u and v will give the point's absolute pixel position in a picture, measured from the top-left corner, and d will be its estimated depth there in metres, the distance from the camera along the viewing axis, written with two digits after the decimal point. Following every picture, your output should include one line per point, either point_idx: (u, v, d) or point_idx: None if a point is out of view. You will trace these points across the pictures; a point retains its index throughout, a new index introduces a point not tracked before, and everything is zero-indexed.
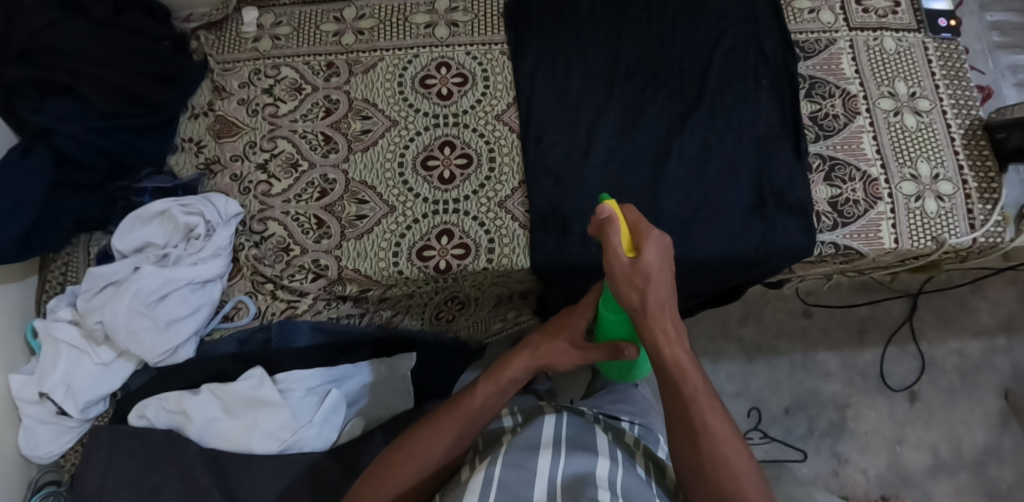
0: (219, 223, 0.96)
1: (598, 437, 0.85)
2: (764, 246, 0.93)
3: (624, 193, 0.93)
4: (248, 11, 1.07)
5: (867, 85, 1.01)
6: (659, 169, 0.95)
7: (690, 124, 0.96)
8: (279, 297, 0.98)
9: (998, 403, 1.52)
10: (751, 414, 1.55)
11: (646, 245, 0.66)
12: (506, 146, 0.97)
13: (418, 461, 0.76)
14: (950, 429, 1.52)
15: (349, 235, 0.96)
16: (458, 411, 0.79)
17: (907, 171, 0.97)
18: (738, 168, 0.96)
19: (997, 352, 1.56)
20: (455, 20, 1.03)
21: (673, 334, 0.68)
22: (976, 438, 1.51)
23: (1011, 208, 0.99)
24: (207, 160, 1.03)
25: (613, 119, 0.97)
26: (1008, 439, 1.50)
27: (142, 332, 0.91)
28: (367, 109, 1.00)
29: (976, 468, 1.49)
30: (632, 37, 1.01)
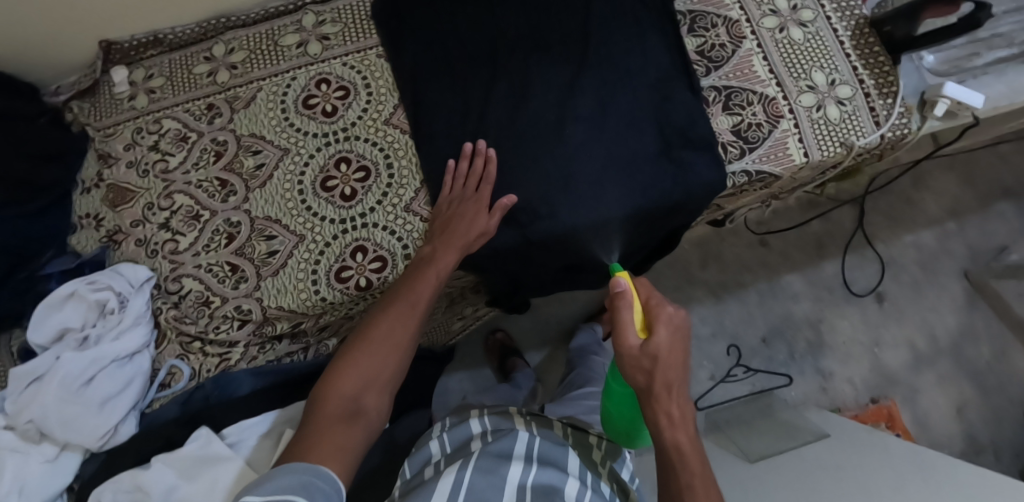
0: (131, 292, 0.94)
1: (568, 455, 0.91)
2: (679, 188, 0.92)
3: (528, 170, 0.92)
4: (116, 70, 1.03)
5: (748, 7, 1.00)
6: (559, 136, 0.93)
7: (581, 85, 0.94)
8: (209, 353, 0.96)
9: (961, 285, 1.55)
10: (731, 351, 1.55)
11: (656, 320, 0.74)
12: (401, 148, 0.94)
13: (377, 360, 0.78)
14: (921, 320, 1.54)
15: (265, 274, 0.94)
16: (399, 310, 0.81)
17: (804, 84, 0.97)
18: (637, 117, 0.94)
19: (950, 237, 1.58)
20: (325, 33, 1.00)
21: (676, 414, 0.73)
22: (946, 324, 1.54)
23: (913, 97, 0.99)
24: (109, 231, 1.00)
25: (502, 97, 0.94)
26: (977, 319, 1.54)
27: (80, 418, 0.87)
28: (256, 143, 0.98)
29: (953, 352, 1.53)
30: (505, 8, 0.98)
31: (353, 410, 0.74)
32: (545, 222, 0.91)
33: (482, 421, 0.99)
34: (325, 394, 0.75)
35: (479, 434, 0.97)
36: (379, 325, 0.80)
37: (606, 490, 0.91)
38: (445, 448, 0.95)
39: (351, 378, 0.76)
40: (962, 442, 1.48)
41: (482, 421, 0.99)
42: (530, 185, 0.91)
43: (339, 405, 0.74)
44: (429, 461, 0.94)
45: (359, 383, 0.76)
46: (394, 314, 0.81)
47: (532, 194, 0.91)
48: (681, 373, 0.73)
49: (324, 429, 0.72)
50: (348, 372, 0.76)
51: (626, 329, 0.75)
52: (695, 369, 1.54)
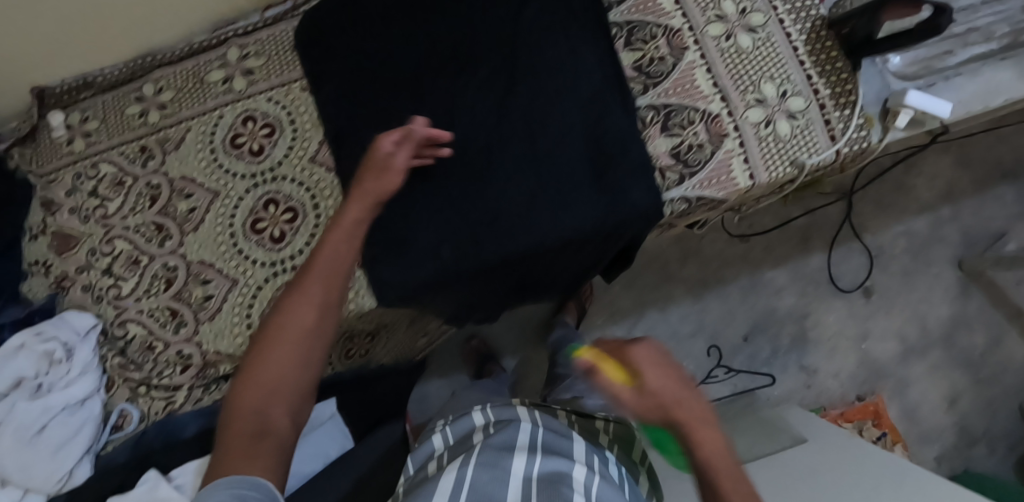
0: (77, 342, 0.96)
1: (573, 442, 0.81)
2: (612, 216, 0.86)
3: (449, 206, 0.88)
4: (52, 114, 1.02)
5: (691, 13, 0.92)
6: (488, 167, 0.89)
7: (507, 112, 0.89)
8: (156, 397, 0.97)
9: (955, 274, 1.48)
10: (710, 352, 1.50)
11: (638, 367, 0.64)
12: (327, 187, 0.92)
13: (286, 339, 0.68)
14: (912, 311, 1.48)
15: (202, 319, 0.95)
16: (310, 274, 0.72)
17: (751, 97, 0.90)
18: (570, 139, 0.89)
19: (944, 223, 1.49)
20: (249, 68, 0.97)
21: (704, 441, 0.63)
22: (938, 315, 1.47)
23: (874, 106, 0.92)
24: (57, 278, 1.01)
25: (428, 124, 0.90)
26: (971, 309, 1.47)
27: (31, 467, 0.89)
28: (188, 186, 0.97)
29: (945, 342, 1.47)
30: (429, 27, 0.92)
31: (266, 423, 0.66)
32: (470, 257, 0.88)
33: (483, 413, 0.94)
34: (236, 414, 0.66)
35: (479, 426, 0.91)
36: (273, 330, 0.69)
37: (613, 470, 0.81)
38: (447, 441, 0.91)
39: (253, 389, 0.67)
40: (953, 435, 1.44)
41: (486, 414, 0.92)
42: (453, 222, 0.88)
43: (249, 421, 0.65)
44: (431, 455, 0.90)
45: (261, 394, 0.67)
46: (297, 300, 0.70)
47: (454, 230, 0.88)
48: (689, 403, 0.64)
49: (233, 448, 0.64)
50: (248, 387, 0.67)
51: (618, 393, 0.65)
52: None
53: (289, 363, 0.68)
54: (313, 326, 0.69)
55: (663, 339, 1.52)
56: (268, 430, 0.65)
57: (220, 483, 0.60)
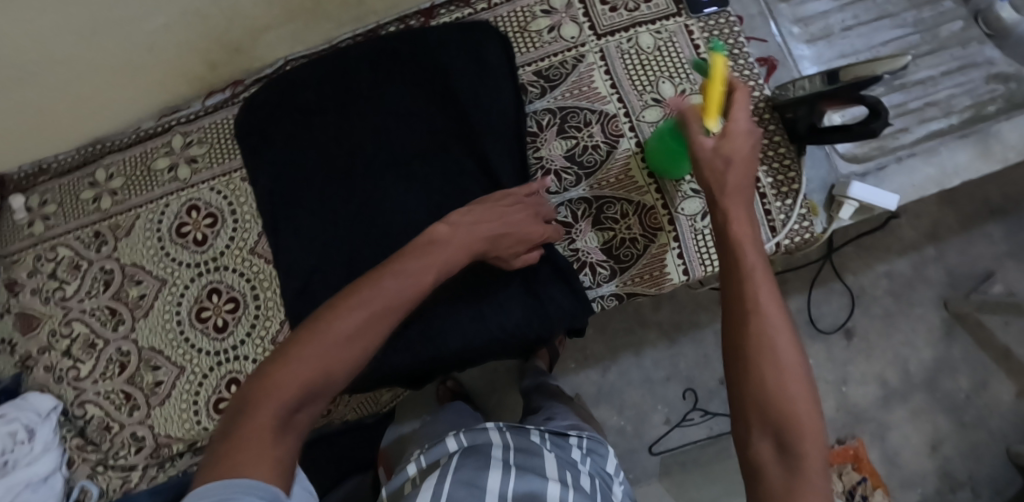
0: (38, 422, 0.99)
1: (542, 457, 0.86)
2: (540, 321, 0.85)
3: None
4: (13, 197, 1.06)
5: (627, 98, 0.90)
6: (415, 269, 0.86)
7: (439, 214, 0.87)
8: (113, 475, 1.00)
9: (938, 316, 1.42)
10: (686, 394, 1.50)
11: (761, 301, 0.59)
12: (266, 279, 0.94)
13: (340, 349, 0.61)
14: (892, 355, 1.42)
15: (154, 403, 0.98)
16: (369, 293, 0.65)
17: (688, 188, 0.87)
18: None
19: (928, 263, 1.42)
20: (193, 156, 0.99)
21: (793, 382, 0.56)
22: (920, 359, 1.41)
23: (819, 193, 0.88)
24: (21, 357, 1.05)
25: (358, 221, 0.89)
26: (955, 353, 1.41)
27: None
28: (138, 272, 1.00)
29: (929, 386, 1.41)
30: (363, 121, 0.92)
31: (285, 421, 0.58)
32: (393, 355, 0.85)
33: (458, 437, 0.91)
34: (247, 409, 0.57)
35: (454, 449, 0.89)
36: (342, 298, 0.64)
37: (585, 480, 0.86)
38: (421, 464, 0.90)
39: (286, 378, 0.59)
40: (936, 481, 1.38)
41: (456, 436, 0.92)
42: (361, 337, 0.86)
43: (269, 418, 0.57)
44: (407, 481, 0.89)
45: (300, 390, 0.59)
46: (355, 316, 0.63)
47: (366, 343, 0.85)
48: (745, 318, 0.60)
49: (245, 441, 0.55)
50: (280, 379, 0.59)
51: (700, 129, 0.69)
52: (649, 413, 1.50)
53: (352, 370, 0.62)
54: (357, 351, 0.62)
55: (635, 384, 1.51)
56: (291, 427, 0.58)
57: (224, 484, 0.52)
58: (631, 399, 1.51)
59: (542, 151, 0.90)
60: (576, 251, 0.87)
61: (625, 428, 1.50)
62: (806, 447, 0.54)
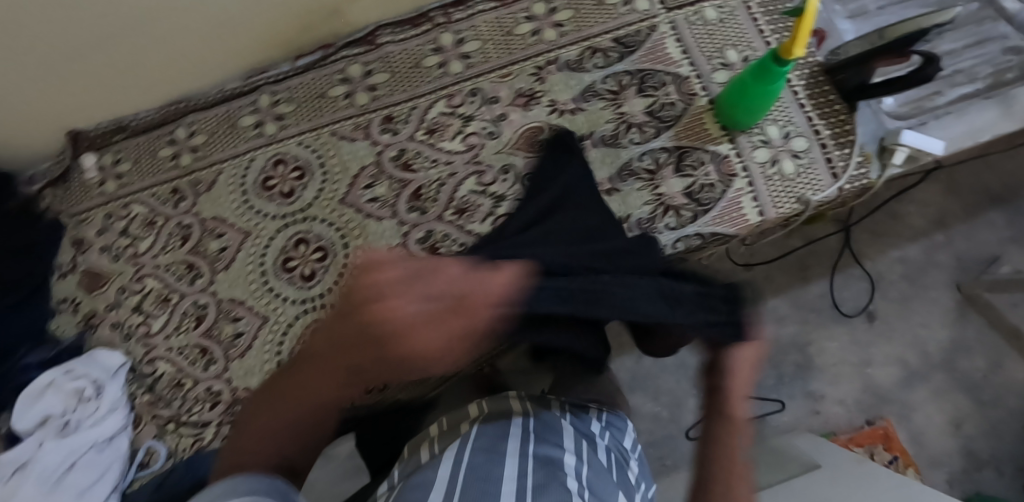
0: (106, 379, 0.97)
1: (558, 432, 0.75)
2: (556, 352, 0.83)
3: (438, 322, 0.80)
4: (86, 157, 1.06)
5: (697, 63, 0.99)
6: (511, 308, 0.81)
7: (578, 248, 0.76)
8: (184, 434, 0.97)
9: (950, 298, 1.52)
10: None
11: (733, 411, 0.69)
12: (356, 227, 0.96)
13: (300, 403, 0.63)
14: (910, 337, 1.52)
15: (232, 355, 0.97)
16: (299, 372, 0.65)
17: (757, 139, 0.96)
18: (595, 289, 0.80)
19: (937, 250, 1.54)
20: (280, 113, 1.02)
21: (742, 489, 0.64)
22: (937, 340, 1.51)
23: (870, 144, 0.97)
24: (86, 315, 1.03)
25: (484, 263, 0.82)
26: (968, 333, 1.51)
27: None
28: (219, 225, 1.01)
29: (947, 365, 1.50)
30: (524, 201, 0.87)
31: (283, 460, 0.63)
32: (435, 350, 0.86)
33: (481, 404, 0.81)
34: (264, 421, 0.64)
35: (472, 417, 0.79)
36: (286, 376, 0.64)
37: (602, 455, 0.75)
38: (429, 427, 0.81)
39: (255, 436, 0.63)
40: (960, 459, 1.45)
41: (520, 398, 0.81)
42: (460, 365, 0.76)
43: (260, 456, 0.62)
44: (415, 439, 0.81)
45: (288, 429, 0.63)
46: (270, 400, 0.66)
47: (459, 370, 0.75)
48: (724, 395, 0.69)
49: (241, 455, 0.62)
50: (274, 395, 0.65)
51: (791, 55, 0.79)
52: (684, 398, 1.52)
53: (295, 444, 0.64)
54: (281, 425, 0.63)
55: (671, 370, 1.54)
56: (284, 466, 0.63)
57: (233, 482, 0.54)
58: (666, 385, 1.53)
59: (623, 108, 0.97)
60: (660, 195, 0.93)
61: (662, 413, 1.51)
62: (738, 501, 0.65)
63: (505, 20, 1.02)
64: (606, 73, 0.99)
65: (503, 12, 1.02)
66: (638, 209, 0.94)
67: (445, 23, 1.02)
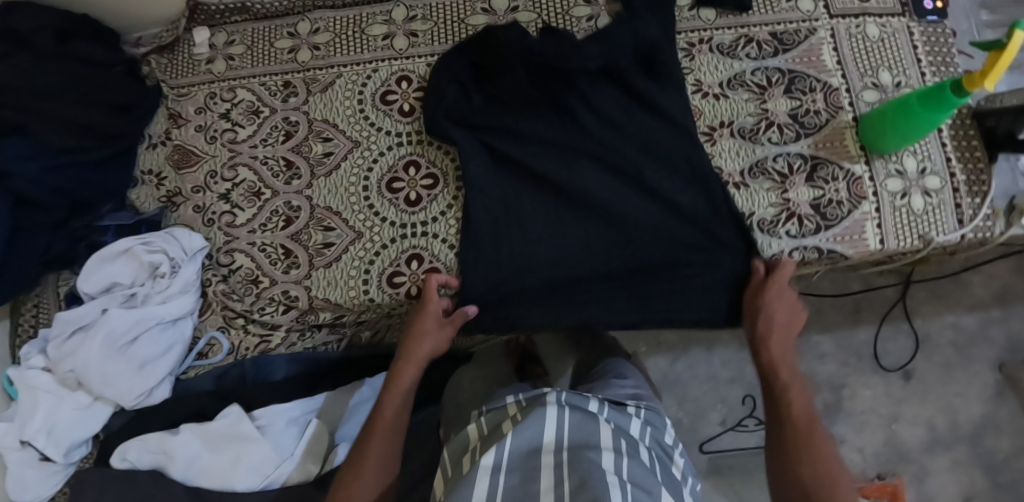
0: (183, 260, 0.93)
1: (601, 428, 0.83)
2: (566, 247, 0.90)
3: (496, 258, 0.89)
4: (198, 31, 1.02)
5: (850, 76, 0.96)
6: (536, 242, 0.90)
7: (558, 216, 0.90)
8: (251, 332, 0.94)
9: (993, 377, 1.34)
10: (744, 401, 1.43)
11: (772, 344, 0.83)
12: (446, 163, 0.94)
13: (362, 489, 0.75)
14: (942, 403, 1.34)
15: (317, 264, 0.94)
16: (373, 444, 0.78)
17: (892, 168, 0.93)
18: (593, 219, 0.90)
19: (991, 325, 1.36)
20: (414, 30, 0.99)
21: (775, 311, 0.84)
22: (970, 413, 1.33)
23: (1001, 200, 0.95)
24: (169, 193, 0.99)
25: (507, 222, 0.90)
26: (1000, 414, 1.33)
27: (107, 365, 0.88)
28: (328, 130, 0.97)
29: (972, 440, 1.32)
30: (517, 208, 0.91)
31: None
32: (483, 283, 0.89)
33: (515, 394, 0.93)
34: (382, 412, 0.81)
35: (512, 401, 0.91)
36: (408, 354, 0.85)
37: (643, 454, 0.84)
38: (482, 425, 0.90)
39: (361, 475, 0.76)
40: None
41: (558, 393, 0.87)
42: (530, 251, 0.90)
43: None
44: (465, 446, 0.89)
45: None
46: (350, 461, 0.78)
47: (549, 267, 0.89)
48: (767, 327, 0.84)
49: None
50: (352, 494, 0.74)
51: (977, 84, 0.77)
52: (707, 411, 1.44)
53: (386, 464, 0.78)
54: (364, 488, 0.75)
55: (701, 380, 1.45)
56: None
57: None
58: (692, 394, 1.44)
59: (768, 104, 0.95)
60: (787, 201, 0.91)
61: (683, 421, 1.43)
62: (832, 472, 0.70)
63: None
64: (758, 65, 0.96)
65: None
66: (762, 208, 0.92)
67: None
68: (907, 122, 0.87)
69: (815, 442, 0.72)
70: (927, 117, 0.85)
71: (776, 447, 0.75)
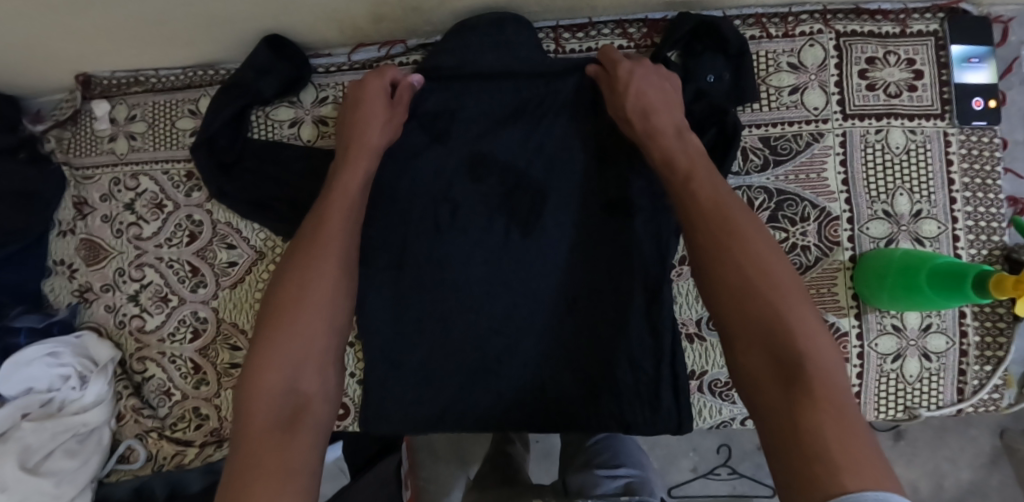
0: (92, 372, 0.88)
1: None
2: (474, 394, 0.80)
3: (397, 402, 0.80)
4: (97, 104, 0.90)
5: (856, 202, 0.76)
6: (447, 389, 0.80)
7: (466, 359, 0.79)
8: (166, 443, 0.90)
9: (989, 442, 1.02)
10: (717, 448, 1.10)
11: (711, 216, 0.58)
12: None
13: (283, 368, 0.58)
14: (929, 466, 1.02)
15: (225, 384, 0.88)
16: (280, 341, 0.59)
17: (888, 322, 0.76)
18: (511, 365, 0.79)
19: None
20: (323, 116, 0.86)
21: (704, 180, 0.61)
22: (958, 479, 1.02)
23: (1018, 365, 0.79)
24: (80, 287, 0.92)
25: (413, 366, 0.79)
26: (991, 484, 1.01)
27: (20, 484, 0.82)
28: (231, 235, 0.87)
29: None
30: (418, 347, 0.79)
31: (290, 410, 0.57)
32: (383, 426, 0.81)
33: None
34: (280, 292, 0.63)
35: None
36: (328, 209, 0.69)
37: None
38: None
39: (268, 391, 0.57)
40: None
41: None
42: (440, 392, 0.80)
43: (275, 412, 0.56)
44: None
45: (271, 439, 0.54)
46: (260, 365, 0.58)
47: (462, 408, 0.80)
48: (698, 209, 0.59)
49: (263, 438, 0.54)
50: (270, 370, 0.58)
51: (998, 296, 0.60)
52: (675, 455, 1.11)
53: (331, 300, 0.63)
54: (282, 375, 0.58)
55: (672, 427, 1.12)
56: (299, 412, 0.57)
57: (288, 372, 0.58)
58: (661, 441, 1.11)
59: None
60: None
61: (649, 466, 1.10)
62: (799, 333, 0.51)
63: None
64: (740, 182, 0.77)
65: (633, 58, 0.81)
66: (718, 366, 0.79)
67: (555, 51, 0.82)
68: (905, 301, 0.70)
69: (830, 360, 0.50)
70: (930, 303, 0.68)
71: (766, 356, 0.51)
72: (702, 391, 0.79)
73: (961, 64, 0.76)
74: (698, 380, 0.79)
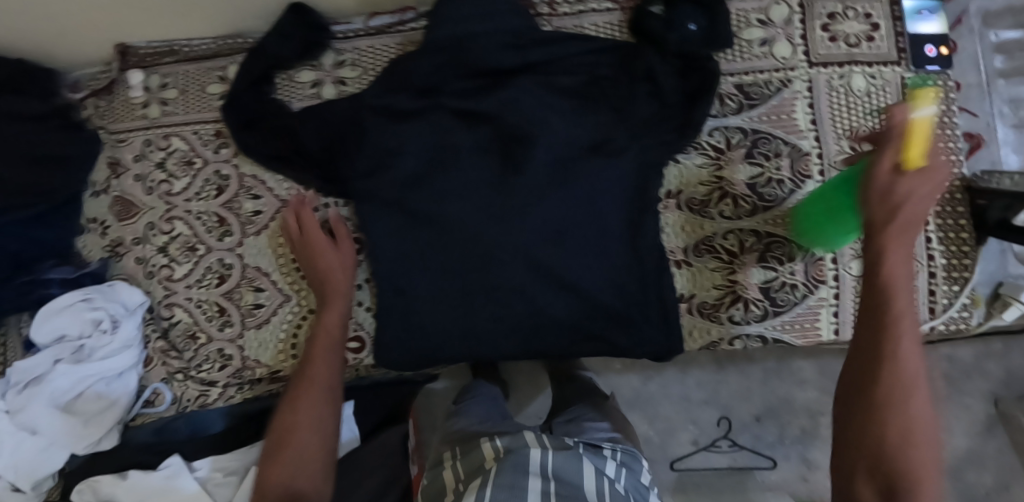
0: (123, 316, 0.94)
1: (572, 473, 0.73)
2: (479, 320, 0.86)
3: (406, 328, 0.87)
4: (132, 74, 0.98)
5: (824, 139, 0.85)
6: (454, 316, 0.86)
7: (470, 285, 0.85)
8: (191, 386, 0.96)
9: (981, 410, 1.07)
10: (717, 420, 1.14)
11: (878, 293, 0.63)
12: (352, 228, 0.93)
13: (288, 455, 0.76)
14: None
15: (249, 325, 0.94)
16: (286, 445, 0.77)
17: (860, 247, 0.83)
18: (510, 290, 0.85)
19: (988, 359, 1.08)
20: (342, 77, 0.94)
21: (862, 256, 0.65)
22: (953, 448, 1.07)
23: (985, 288, 0.88)
24: (112, 242, 0.99)
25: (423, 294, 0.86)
26: (986, 453, 1.07)
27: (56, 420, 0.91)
28: (257, 186, 0.95)
29: (950, 473, 1.07)
30: (424, 273, 0.86)
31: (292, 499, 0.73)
32: (396, 350, 0.88)
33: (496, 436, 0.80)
34: (280, 424, 0.79)
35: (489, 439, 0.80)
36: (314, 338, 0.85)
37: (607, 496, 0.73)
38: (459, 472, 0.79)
39: (279, 480, 0.74)
40: None
41: (538, 437, 0.79)
42: (448, 318, 0.86)
43: (277, 490, 0.73)
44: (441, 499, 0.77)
45: None
46: (270, 464, 0.76)
47: (465, 330, 0.86)
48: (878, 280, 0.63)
49: None
50: (279, 464, 0.76)
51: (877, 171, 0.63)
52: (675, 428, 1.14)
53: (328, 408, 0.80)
54: (288, 469, 0.75)
55: (673, 399, 1.15)
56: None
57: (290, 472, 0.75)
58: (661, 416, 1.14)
59: (725, 170, 0.86)
60: (733, 283, 0.85)
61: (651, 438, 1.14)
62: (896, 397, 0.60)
63: (617, 29, 0.91)
64: (718, 123, 0.86)
65: (619, 18, 0.91)
66: (704, 290, 0.86)
67: (549, 14, 0.92)
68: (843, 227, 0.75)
69: (918, 442, 0.59)
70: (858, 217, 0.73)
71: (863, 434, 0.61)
72: (691, 314, 0.87)
73: (913, 16, 0.86)
74: (686, 303, 0.86)
